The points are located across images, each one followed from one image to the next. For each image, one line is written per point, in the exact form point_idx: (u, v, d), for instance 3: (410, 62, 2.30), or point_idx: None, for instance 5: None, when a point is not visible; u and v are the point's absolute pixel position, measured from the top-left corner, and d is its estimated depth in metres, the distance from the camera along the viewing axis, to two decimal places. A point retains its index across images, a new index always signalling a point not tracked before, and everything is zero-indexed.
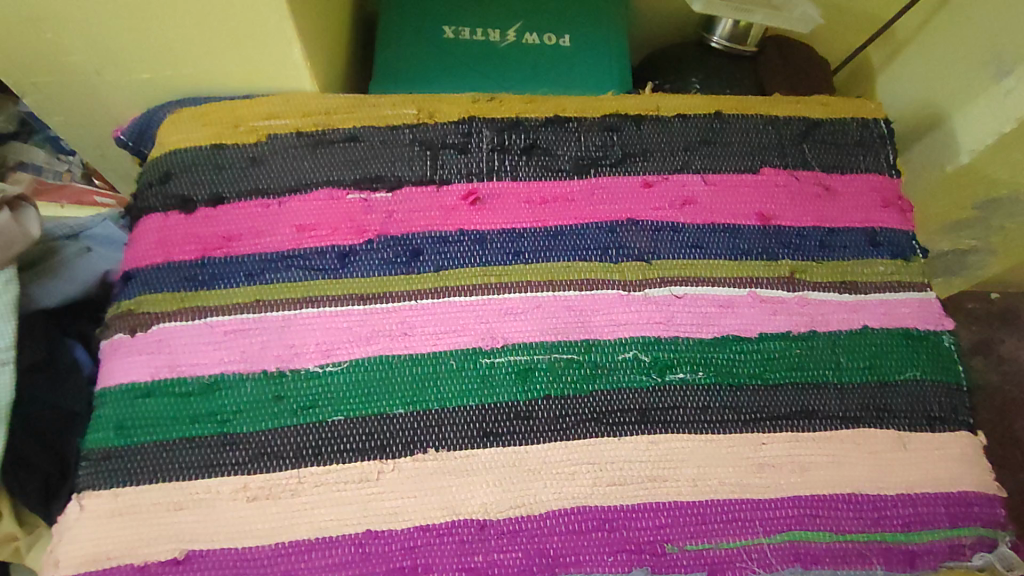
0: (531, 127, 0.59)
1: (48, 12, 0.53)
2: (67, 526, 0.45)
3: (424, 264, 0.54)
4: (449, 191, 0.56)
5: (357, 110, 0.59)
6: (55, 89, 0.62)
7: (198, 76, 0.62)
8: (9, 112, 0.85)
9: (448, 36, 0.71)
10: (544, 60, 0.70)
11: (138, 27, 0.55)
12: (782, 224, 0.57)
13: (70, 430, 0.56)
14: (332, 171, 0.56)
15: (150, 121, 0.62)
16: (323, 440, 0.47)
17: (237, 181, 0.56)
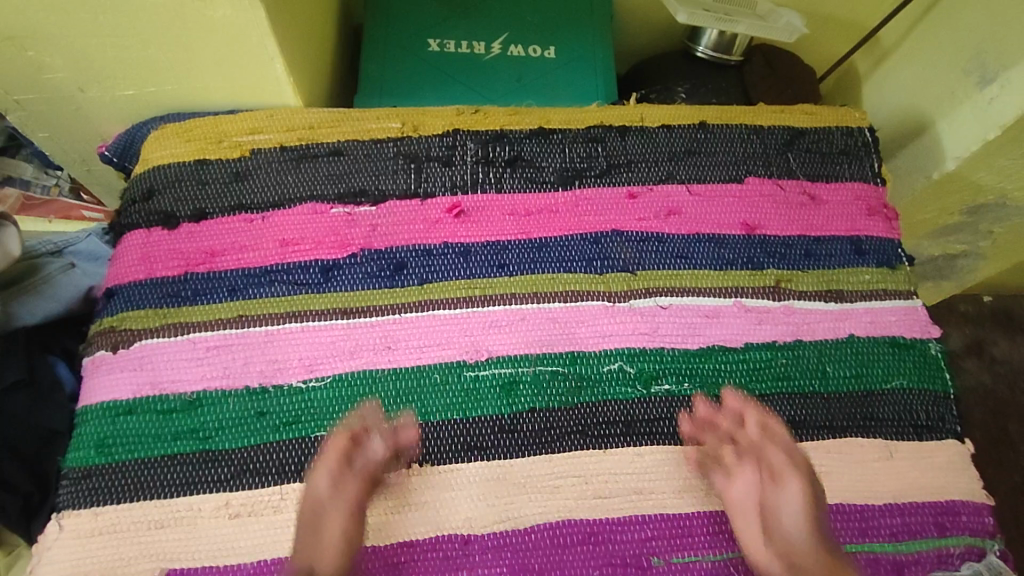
0: (515, 140, 0.60)
1: (27, 31, 0.53)
2: (46, 545, 0.45)
3: (408, 277, 0.53)
4: (433, 203, 0.57)
5: (342, 124, 0.60)
6: (39, 106, 0.63)
7: (182, 92, 0.62)
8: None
9: (434, 48, 0.71)
10: (529, 71, 0.71)
11: (119, 45, 0.55)
12: (768, 233, 0.58)
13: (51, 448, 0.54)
14: (315, 186, 0.57)
15: (133, 137, 0.62)
16: (306, 455, 0.47)
17: (220, 197, 0.56)
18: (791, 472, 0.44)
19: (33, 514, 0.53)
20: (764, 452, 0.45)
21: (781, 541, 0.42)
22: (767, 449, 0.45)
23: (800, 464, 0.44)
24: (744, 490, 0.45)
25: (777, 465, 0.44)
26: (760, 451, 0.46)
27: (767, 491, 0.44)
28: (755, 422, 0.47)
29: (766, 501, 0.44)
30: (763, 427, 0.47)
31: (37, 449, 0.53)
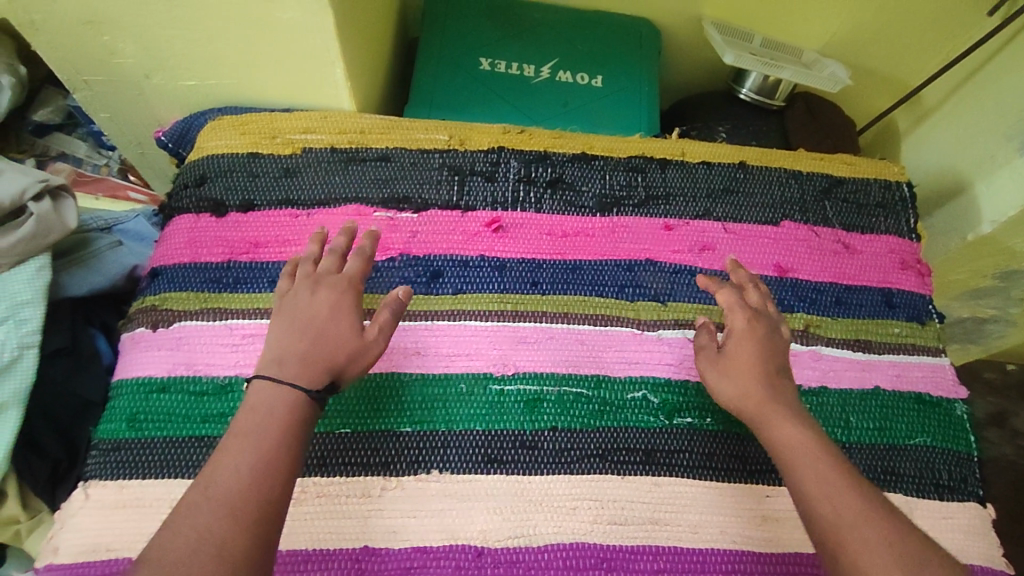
0: (557, 163, 0.62)
1: (106, 17, 0.56)
2: (70, 512, 0.46)
3: (442, 286, 0.56)
4: (473, 217, 0.59)
5: (391, 131, 0.63)
6: (105, 88, 0.65)
7: (240, 87, 0.64)
8: (58, 105, 0.88)
9: (485, 68, 0.72)
10: (576, 98, 0.72)
11: (189, 38, 0.58)
12: (799, 277, 0.58)
13: (86, 418, 0.53)
14: (361, 188, 0.60)
15: (190, 126, 0.66)
16: (328, 450, 0.47)
17: (269, 190, 0.59)
18: (774, 330, 0.49)
19: (59, 481, 0.52)
20: (737, 343, 0.48)
21: (764, 393, 0.46)
22: (763, 312, 0.50)
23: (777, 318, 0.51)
24: (722, 376, 0.48)
25: (764, 340, 0.48)
26: (736, 338, 0.48)
27: (746, 361, 0.47)
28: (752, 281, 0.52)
29: (742, 377, 0.47)
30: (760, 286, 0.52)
31: (71, 419, 0.53)
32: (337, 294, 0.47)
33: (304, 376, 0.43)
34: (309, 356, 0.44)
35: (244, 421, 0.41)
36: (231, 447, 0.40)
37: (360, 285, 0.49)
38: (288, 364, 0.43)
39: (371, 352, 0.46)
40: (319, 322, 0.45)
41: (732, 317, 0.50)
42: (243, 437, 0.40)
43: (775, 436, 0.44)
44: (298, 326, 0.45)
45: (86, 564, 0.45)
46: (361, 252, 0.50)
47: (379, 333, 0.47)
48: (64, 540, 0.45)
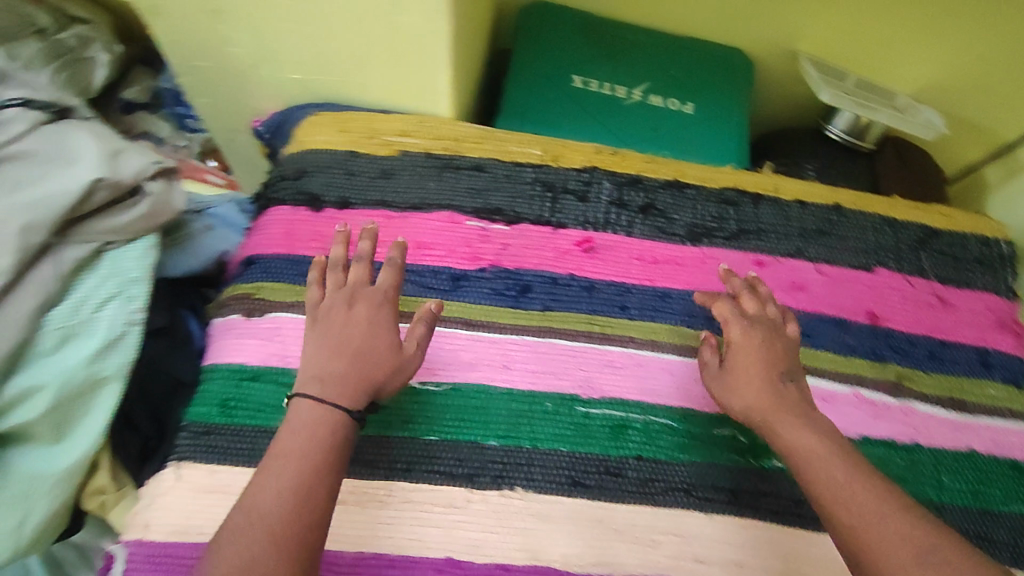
0: (650, 188, 0.62)
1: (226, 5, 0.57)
2: (160, 492, 0.47)
3: (532, 301, 0.56)
4: (564, 235, 0.59)
5: (486, 142, 0.63)
6: (210, 73, 0.67)
7: (340, 86, 0.64)
8: (146, 85, 0.91)
9: (577, 85, 0.72)
10: (666, 124, 0.71)
11: (304, 33, 0.59)
12: (892, 327, 0.57)
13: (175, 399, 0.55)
14: (454, 196, 0.61)
15: (288, 118, 0.68)
16: (415, 455, 0.49)
17: (365, 190, 0.60)
18: (776, 333, 0.50)
19: (145, 459, 0.54)
20: (738, 354, 0.48)
21: (770, 400, 0.45)
22: (763, 316, 0.50)
23: (781, 317, 0.51)
24: (730, 389, 0.47)
25: (760, 347, 0.48)
26: (736, 350, 0.48)
27: (748, 370, 0.47)
28: (749, 283, 0.53)
29: (747, 388, 0.46)
30: (757, 290, 0.53)
31: (162, 397, 0.55)
32: (375, 312, 0.48)
33: (345, 397, 0.43)
34: (349, 374, 0.44)
35: (285, 440, 0.41)
36: (272, 468, 0.40)
37: (395, 299, 0.49)
38: (328, 381, 0.44)
39: (404, 368, 0.47)
40: (357, 340, 0.46)
41: (728, 329, 0.50)
42: (283, 456, 0.40)
43: (781, 438, 0.44)
44: (337, 344, 0.46)
45: (177, 544, 0.45)
46: (391, 262, 0.51)
47: (417, 349, 0.48)
48: (155, 518, 0.46)
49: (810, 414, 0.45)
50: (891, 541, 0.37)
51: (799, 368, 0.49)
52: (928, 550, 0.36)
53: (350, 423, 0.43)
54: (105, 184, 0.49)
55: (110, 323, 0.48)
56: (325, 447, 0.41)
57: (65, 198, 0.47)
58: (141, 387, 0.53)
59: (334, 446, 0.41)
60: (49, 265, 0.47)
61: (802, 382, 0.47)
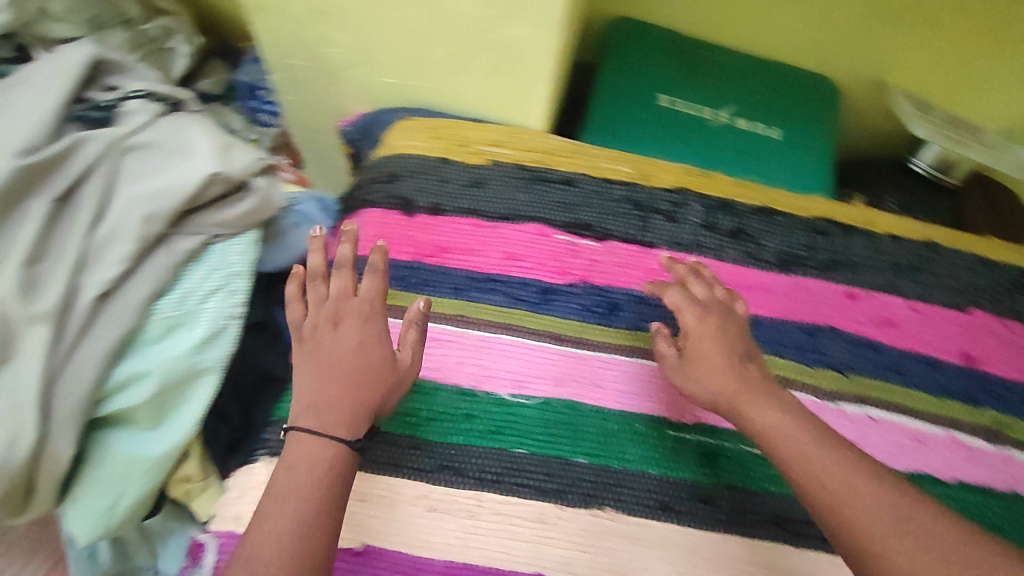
0: (740, 213, 0.62)
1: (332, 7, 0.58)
2: (251, 484, 0.49)
3: (621, 319, 0.56)
4: (653, 255, 0.59)
5: (577, 156, 0.63)
6: (304, 72, 0.67)
7: (434, 92, 0.64)
8: (220, 78, 0.93)
9: (663, 104, 0.71)
10: (752, 148, 0.70)
11: (407, 39, 0.59)
12: (987, 371, 0.56)
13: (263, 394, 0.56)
14: (544, 209, 0.61)
15: (375, 121, 0.68)
16: (503, 467, 0.49)
17: (457, 198, 0.61)
18: (728, 315, 0.50)
19: (233, 448, 0.54)
20: (694, 342, 0.47)
21: (735, 382, 0.45)
22: (714, 300, 0.50)
23: (730, 299, 0.52)
24: (692, 379, 0.47)
25: (719, 334, 0.48)
26: (693, 337, 0.48)
27: (708, 357, 0.46)
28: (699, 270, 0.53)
29: (708, 375, 0.46)
30: (702, 274, 0.53)
31: (253, 391, 0.55)
32: (361, 329, 0.47)
33: (342, 425, 0.43)
34: (342, 400, 0.44)
35: (283, 479, 0.41)
36: (273, 509, 0.39)
37: (380, 308, 0.49)
38: (325, 410, 0.43)
39: (402, 380, 0.47)
40: (345, 361, 0.45)
41: (681, 316, 0.50)
42: (287, 499, 0.40)
43: (749, 418, 0.43)
44: (322, 367, 0.45)
45: None
46: (374, 269, 0.50)
47: (412, 353, 0.49)
48: (246, 510, 0.48)
49: (774, 392, 0.44)
50: (869, 508, 0.36)
51: (754, 346, 0.49)
52: (904, 515, 0.36)
53: (352, 453, 0.43)
54: (220, 179, 0.50)
55: (215, 315, 0.50)
56: (326, 482, 0.41)
57: (184, 193, 0.48)
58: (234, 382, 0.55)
59: (335, 480, 0.41)
60: (161, 255, 0.48)
61: (758, 361, 0.47)
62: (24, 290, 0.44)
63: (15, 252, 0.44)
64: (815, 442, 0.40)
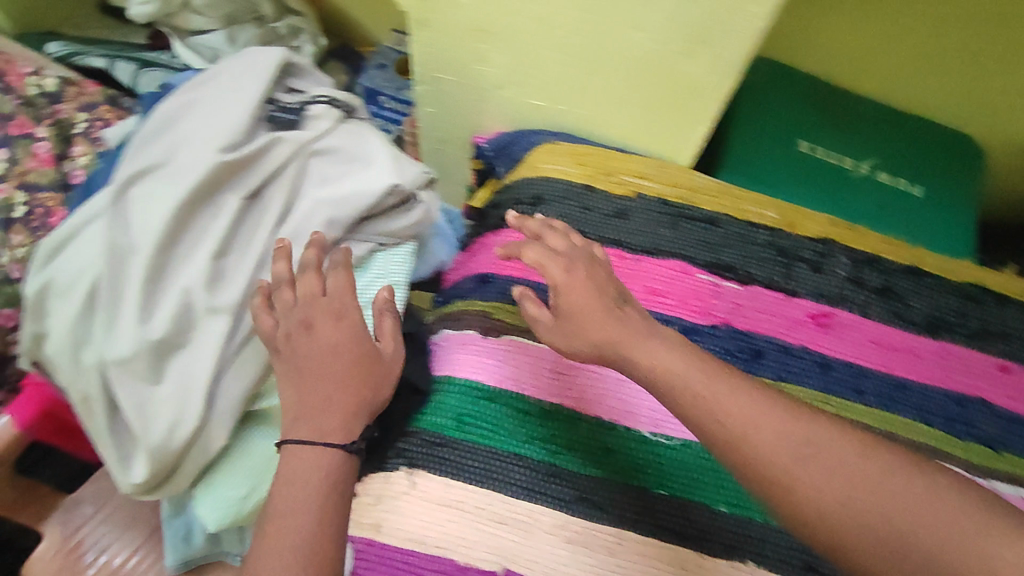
0: (888, 270, 0.61)
1: (492, 26, 0.56)
2: (393, 494, 0.51)
3: (765, 367, 0.56)
4: (798, 304, 0.59)
5: (722, 197, 0.63)
6: (449, 86, 0.68)
7: (583, 119, 0.64)
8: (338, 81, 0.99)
9: (803, 150, 0.70)
10: (894, 205, 0.68)
11: (567, 67, 0.57)
12: None
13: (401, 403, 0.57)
14: (687, 247, 0.61)
15: (518, 139, 0.69)
16: (646, 506, 0.51)
17: (602, 226, 0.61)
18: (594, 262, 0.49)
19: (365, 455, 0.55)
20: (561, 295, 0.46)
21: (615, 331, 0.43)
22: (574, 248, 0.50)
23: (587, 246, 0.52)
24: (564, 335, 0.46)
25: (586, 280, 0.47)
26: (562, 293, 0.46)
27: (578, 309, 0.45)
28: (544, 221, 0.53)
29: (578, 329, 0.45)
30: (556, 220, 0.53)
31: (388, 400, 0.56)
32: (336, 328, 0.47)
33: (332, 435, 0.43)
34: (322, 417, 0.44)
35: (279, 498, 0.40)
36: (276, 533, 0.39)
37: (351, 300, 0.49)
38: (319, 416, 0.44)
39: (390, 370, 0.48)
40: (323, 363, 0.45)
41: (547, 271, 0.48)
42: (287, 516, 0.39)
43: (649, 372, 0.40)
44: (301, 376, 0.45)
45: (413, 553, 0.49)
46: (340, 265, 0.50)
47: (391, 339, 0.49)
48: (386, 520, 0.50)
49: (659, 330, 0.43)
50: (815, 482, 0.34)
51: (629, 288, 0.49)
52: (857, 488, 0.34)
53: (345, 458, 0.43)
54: (396, 192, 0.55)
55: (240, 294, 0.49)
56: (323, 493, 0.41)
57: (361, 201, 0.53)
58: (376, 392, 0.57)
59: (338, 484, 0.42)
60: (325, 254, 0.52)
61: (635, 302, 0.46)
62: (211, 282, 0.50)
63: (208, 244, 0.50)
64: (821, 435, 0.36)
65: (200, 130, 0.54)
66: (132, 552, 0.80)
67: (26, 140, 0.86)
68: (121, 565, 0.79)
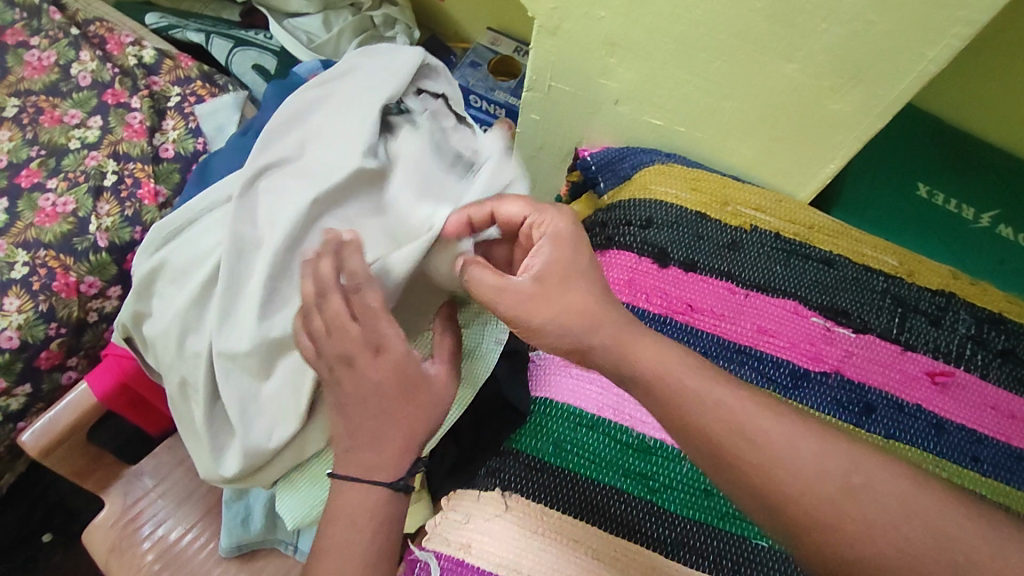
0: (1012, 332, 0.57)
1: (626, 38, 0.57)
2: (484, 516, 0.50)
3: (875, 423, 0.53)
4: (913, 359, 0.56)
5: (840, 238, 0.62)
6: (561, 96, 0.67)
7: (701, 141, 0.64)
8: None
9: (922, 194, 0.68)
10: (1017, 260, 0.64)
11: (701, 88, 0.58)
12: None
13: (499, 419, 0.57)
14: (800, 287, 0.58)
15: (627, 156, 0.67)
16: (746, 557, 0.48)
17: (712, 257, 0.59)
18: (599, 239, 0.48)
19: (456, 470, 0.58)
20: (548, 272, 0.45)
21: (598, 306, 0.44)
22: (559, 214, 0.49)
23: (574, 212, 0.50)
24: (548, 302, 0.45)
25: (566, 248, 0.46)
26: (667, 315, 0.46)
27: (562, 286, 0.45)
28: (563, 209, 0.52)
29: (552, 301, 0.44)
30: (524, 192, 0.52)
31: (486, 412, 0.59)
32: (377, 365, 0.44)
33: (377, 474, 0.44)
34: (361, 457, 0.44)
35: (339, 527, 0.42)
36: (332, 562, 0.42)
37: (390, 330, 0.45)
38: (367, 452, 0.44)
39: (440, 399, 0.46)
40: (368, 404, 0.44)
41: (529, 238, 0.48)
42: (340, 548, 0.42)
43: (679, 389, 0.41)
44: (348, 412, 0.44)
45: None
46: None
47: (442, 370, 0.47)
48: (474, 539, 0.49)
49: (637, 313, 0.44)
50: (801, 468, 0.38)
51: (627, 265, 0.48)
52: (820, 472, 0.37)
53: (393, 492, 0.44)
54: None
55: None
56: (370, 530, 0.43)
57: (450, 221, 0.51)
58: (475, 408, 0.59)
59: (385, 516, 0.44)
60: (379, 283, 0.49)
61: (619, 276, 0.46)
62: None
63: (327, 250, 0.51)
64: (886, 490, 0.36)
65: (329, 137, 0.55)
66: (189, 528, 0.77)
67: (120, 110, 0.88)
68: (177, 541, 0.76)
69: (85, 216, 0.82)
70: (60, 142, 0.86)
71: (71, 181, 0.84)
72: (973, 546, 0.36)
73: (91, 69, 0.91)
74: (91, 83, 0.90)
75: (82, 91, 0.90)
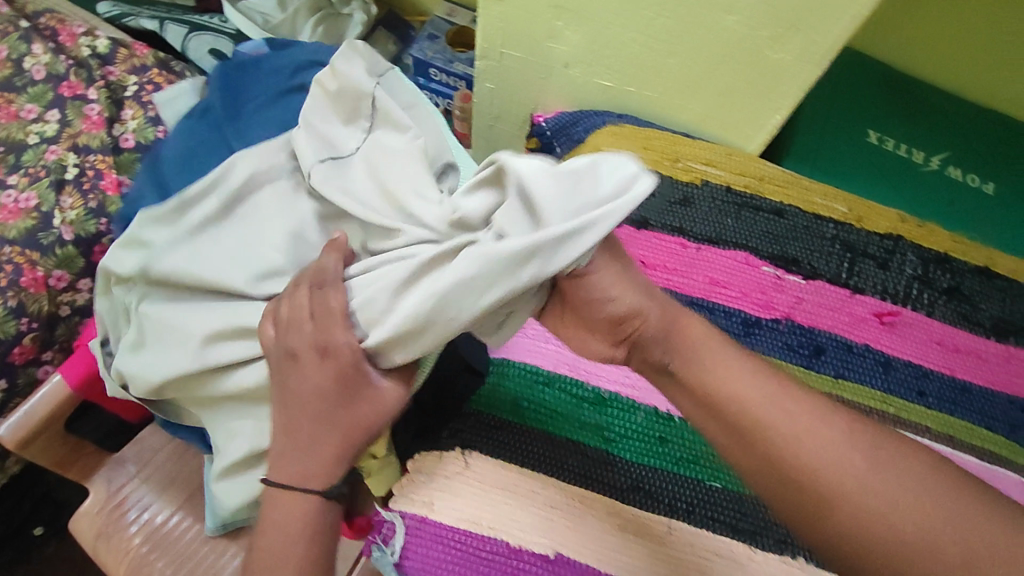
0: (957, 270, 0.59)
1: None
2: (446, 474, 0.51)
3: (825, 363, 0.55)
4: (862, 301, 0.57)
5: (790, 188, 0.63)
6: (512, 63, 0.67)
7: (652, 101, 0.65)
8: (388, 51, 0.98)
9: (872, 140, 0.69)
10: (962, 201, 0.65)
11: (647, 47, 0.59)
12: None
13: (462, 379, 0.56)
14: (750, 238, 0.60)
15: (581, 119, 0.67)
16: (700, 497, 0.50)
17: (663, 215, 0.61)
18: None
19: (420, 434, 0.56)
20: None
21: None
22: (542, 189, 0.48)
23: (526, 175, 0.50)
24: None
25: None
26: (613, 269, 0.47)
27: None
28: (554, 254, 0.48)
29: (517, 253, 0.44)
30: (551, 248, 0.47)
31: None
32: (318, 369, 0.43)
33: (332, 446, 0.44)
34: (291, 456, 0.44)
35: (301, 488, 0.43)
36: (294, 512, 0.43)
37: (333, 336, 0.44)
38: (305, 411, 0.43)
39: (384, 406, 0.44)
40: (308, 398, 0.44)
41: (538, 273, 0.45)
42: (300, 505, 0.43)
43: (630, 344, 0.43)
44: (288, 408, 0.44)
45: (467, 532, 0.49)
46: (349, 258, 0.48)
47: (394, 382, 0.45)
48: (437, 498, 0.50)
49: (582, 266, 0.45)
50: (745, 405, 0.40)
51: None
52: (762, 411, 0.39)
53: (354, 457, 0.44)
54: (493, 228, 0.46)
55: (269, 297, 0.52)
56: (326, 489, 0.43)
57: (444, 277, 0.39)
58: None
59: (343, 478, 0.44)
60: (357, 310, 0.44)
61: None
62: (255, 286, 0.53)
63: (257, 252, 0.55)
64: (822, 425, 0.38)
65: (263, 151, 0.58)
66: (173, 511, 0.78)
67: (78, 102, 0.88)
68: (163, 524, 0.77)
69: (48, 210, 0.82)
70: (17, 138, 0.85)
71: (32, 176, 0.83)
72: (902, 468, 0.38)
73: (45, 62, 0.90)
74: (45, 76, 0.89)
75: (37, 84, 0.89)
